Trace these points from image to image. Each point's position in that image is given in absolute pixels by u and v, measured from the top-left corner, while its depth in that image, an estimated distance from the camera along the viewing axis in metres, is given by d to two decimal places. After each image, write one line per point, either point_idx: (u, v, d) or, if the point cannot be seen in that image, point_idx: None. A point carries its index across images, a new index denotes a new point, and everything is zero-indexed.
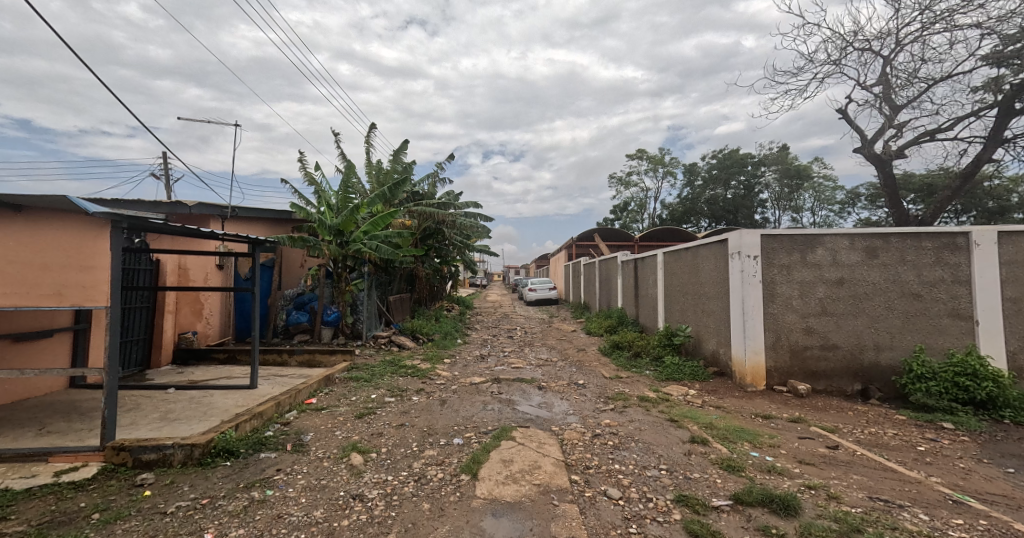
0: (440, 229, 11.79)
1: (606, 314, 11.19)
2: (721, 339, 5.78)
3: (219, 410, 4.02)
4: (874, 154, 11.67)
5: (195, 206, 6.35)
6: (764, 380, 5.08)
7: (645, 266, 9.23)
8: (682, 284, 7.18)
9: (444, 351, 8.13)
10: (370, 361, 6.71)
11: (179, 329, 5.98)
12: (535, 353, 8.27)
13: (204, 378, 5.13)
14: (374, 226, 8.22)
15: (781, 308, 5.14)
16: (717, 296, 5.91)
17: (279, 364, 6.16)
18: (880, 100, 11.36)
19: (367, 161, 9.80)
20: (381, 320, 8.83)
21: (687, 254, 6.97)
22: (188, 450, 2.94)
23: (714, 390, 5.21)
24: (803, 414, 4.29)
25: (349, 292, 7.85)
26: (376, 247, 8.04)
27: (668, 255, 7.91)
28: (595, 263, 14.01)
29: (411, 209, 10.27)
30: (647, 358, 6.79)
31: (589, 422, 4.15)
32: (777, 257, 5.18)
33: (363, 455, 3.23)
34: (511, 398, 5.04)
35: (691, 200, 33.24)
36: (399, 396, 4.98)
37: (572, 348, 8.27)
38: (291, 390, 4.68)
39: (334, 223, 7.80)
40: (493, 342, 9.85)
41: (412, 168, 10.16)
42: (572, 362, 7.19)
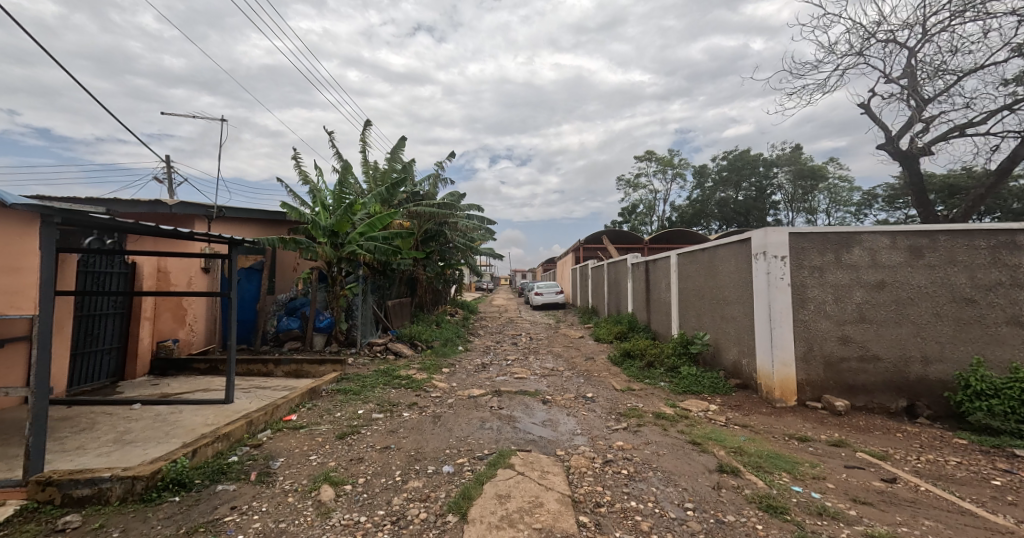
0: (442, 231, 11.39)
1: (615, 320, 10.66)
2: (744, 348, 5.25)
3: (183, 430, 3.59)
4: (899, 151, 11.13)
5: (178, 206, 6.00)
6: (795, 395, 4.54)
7: (656, 269, 8.73)
8: (697, 287, 6.66)
9: (443, 359, 7.68)
10: (363, 370, 6.27)
11: (159, 337, 5.62)
12: (540, 362, 7.78)
13: (178, 390, 4.72)
14: (371, 226, 7.83)
15: (813, 314, 4.61)
16: (739, 301, 5.39)
17: (264, 375, 5.75)
18: (907, 93, 10.79)
19: (363, 160, 9.43)
20: (378, 327, 8.41)
21: (703, 255, 6.46)
22: (129, 484, 2.51)
23: (738, 406, 4.68)
24: (845, 437, 3.75)
25: (343, 297, 7.46)
26: (372, 248, 7.65)
27: (682, 257, 7.40)
28: (604, 267, 13.49)
29: (412, 210, 9.88)
30: (661, 368, 6.26)
31: (599, 445, 3.65)
32: (808, 258, 4.66)
33: (335, 488, 2.78)
34: (512, 415, 4.56)
35: (702, 202, 32.55)
36: (389, 412, 4.54)
37: (580, 357, 7.78)
38: (269, 405, 4.26)
39: (328, 224, 7.44)
40: (497, 349, 9.39)
41: (411, 167, 9.78)
42: (579, 372, 6.69)
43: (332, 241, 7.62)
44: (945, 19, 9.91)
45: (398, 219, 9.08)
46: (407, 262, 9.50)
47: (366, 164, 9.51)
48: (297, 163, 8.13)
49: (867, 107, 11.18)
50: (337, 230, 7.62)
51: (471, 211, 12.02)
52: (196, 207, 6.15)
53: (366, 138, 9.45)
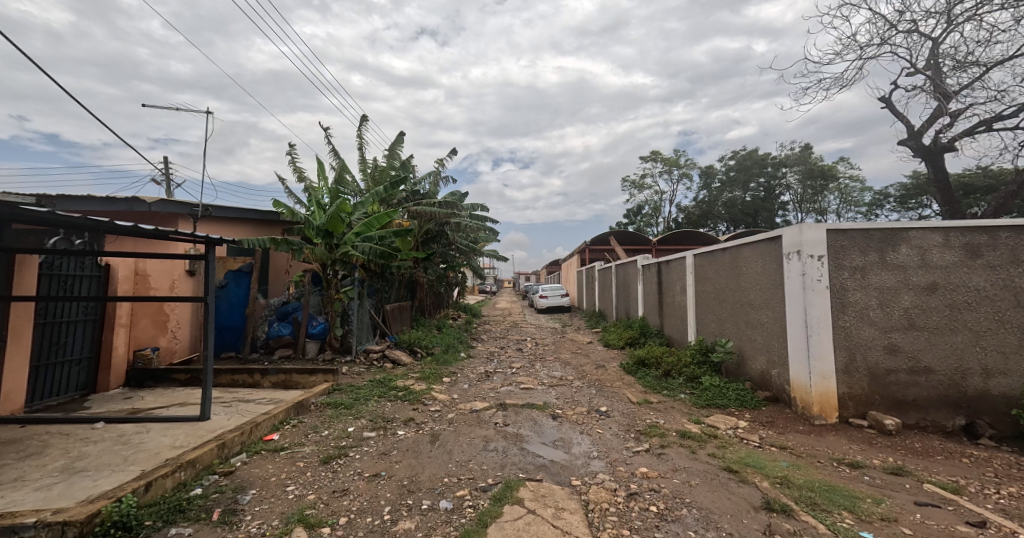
0: (443, 231, 10.97)
1: (625, 325, 10.18)
2: (773, 357, 4.77)
3: (146, 454, 3.15)
4: (922, 147, 10.56)
5: (159, 205, 5.57)
6: (836, 411, 4.05)
7: (670, 270, 8.26)
8: (717, 290, 6.20)
9: (444, 368, 7.23)
10: (357, 381, 5.83)
11: (137, 345, 5.21)
12: (548, 370, 7.30)
13: (151, 405, 4.29)
14: (367, 226, 7.49)
15: (855, 321, 4.12)
16: (766, 306, 4.92)
17: (249, 386, 5.31)
18: (930, 86, 10.21)
19: (361, 157, 9.04)
20: (375, 332, 7.98)
21: (724, 255, 6.00)
22: (58, 532, 2.07)
23: (771, 423, 4.19)
24: (903, 463, 3.26)
25: (338, 301, 7.04)
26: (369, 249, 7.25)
27: (699, 257, 6.94)
28: (612, 269, 13.03)
29: (411, 209, 9.48)
30: (679, 378, 5.77)
31: (620, 472, 3.18)
32: (849, 258, 4.17)
33: (311, 532, 2.32)
34: (519, 433, 4.10)
35: (709, 202, 32.00)
36: (382, 431, 4.08)
37: (590, 365, 7.31)
38: (248, 423, 3.82)
39: (322, 223, 7.11)
40: (501, 356, 8.93)
41: (410, 164, 9.41)
42: (590, 382, 6.22)
43: (328, 241, 7.26)
44: (973, 7, 9.38)
45: (397, 219, 8.68)
46: (406, 264, 9.08)
47: (364, 161, 9.11)
48: (291, 159, 7.74)
49: (887, 101, 10.69)
50: (332, 230, 7.24)
51: (474, 210, 11.59)
52: (179, 205, 5.75)
53: (363, 135, 9.07)
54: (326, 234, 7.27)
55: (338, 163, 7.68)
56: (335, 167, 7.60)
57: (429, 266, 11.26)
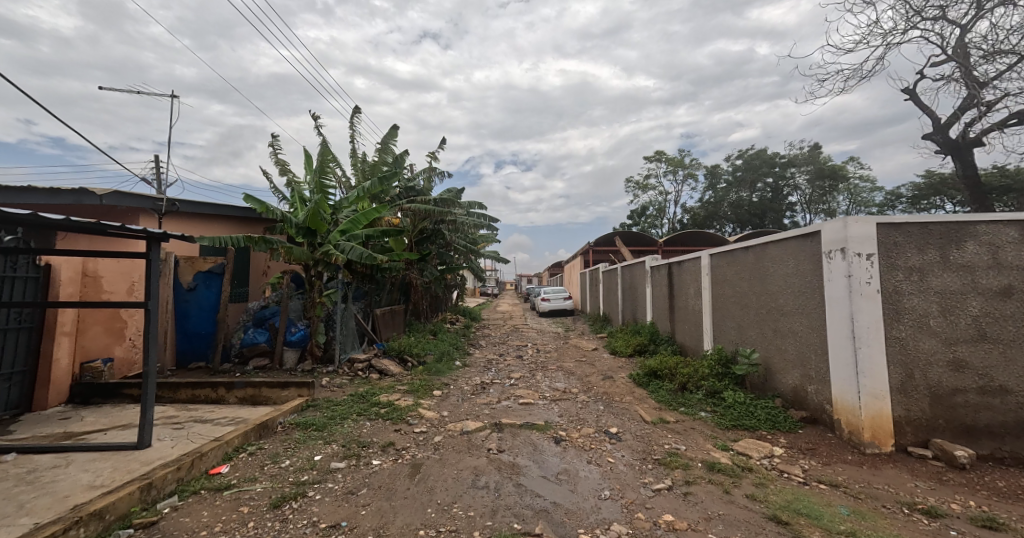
0: (440, 230, 10.40)
1: (633, 331, 9.55)
2: (809, 371, 4.14)
3: (51, 498, 2.54)
4: (948, 141, 9.91)
5: (111, 197, 4.95)
6: (891, 438, 3.41)
7: (682, 270, 7.66)
8: (738, 293, 5.59)
9: (437, 379, 6.62)
10: (337, 395, 5.22)
11: (86, 356, 4.62)
12: (550, 381, 6.67)
13: (88, 428, 3.68)
14: (352, 224, 6.99)
15: (913, 331, 3.48)
16: (800, 312, 4.29)
17: (212, 402, 4.67)
18: (958, 75, 9.59)
19: (351, 150, 8.41)
20: (363, 339, 7.37)
21: (746, 254, 5.39)
22: None
23: (814, 450, 3.55)
24: (993, 510, 2.61)
25: (320, 305, 6.42)
26: (354, 249, 6.68)
27: (717, 256, 6.32)
28: (617, 271, 12.40)
29: (405, 206, 8.91)
30: (697, 393, 5.15)
31: (640, 521, 2.56)
32: (904, 257, 3.54)
33: None
34: (516, 463, 3.48)
35: (715, 203, 31.35)
36: (354, 460, 3.47)
37: (596, 375, 6.70)
38: (191, 452, 3.20)
39: (303, 221, 6.68)
40: (499, 364, 8.31)
41: (404, 159, 8.73)
42: (596, 397, 5.58)
43: (312, 241, 6.83)
44: None
45: (387, 216, 8.08)
46: (398, 265, 8.52)
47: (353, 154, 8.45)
48: (272, 151, 7.19)
49: (911, 92, 10.05)
50: (315, 229, 6.79)
51: (472, 208, 11.00)
52: (140, 198, 5.23)
53: (352, 126, 8.48)
54: (309, 232, 6.83)
55: (322, 156, 7.11)
56: (318, 160, 7.05)
57: (425, 267, 10.68)
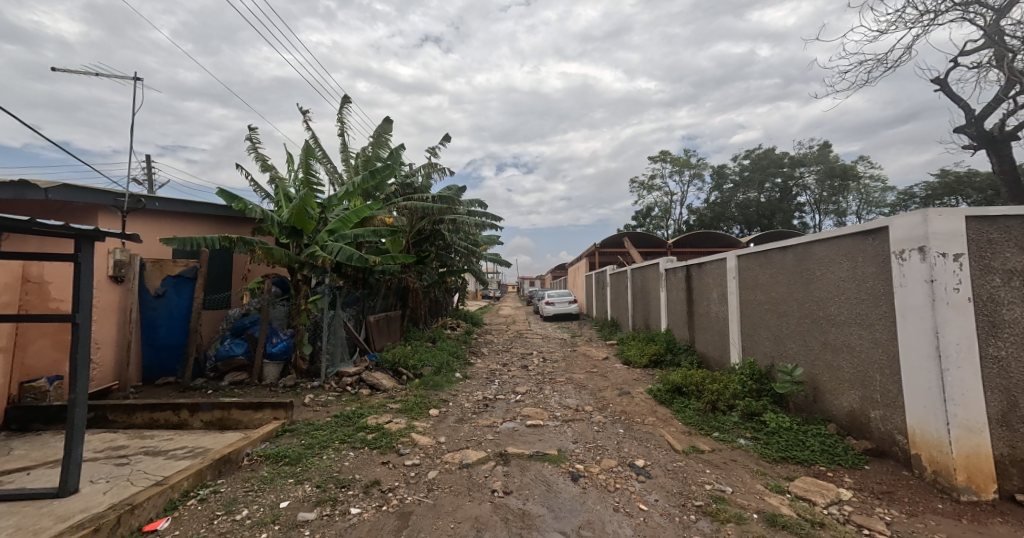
0: (439, 230, 9.80)
1: (646, 339, 8.89)
2: (873, 394, 3.49)
3: None
4: (984, 134, 9.25)
5: (60, 190, 4.33)
6: (993, 482, 2.76)
7: (704, 273, 7.03)
8: (774, 300, 4.95)
9: (435, 394, 5.98)
10: (320, 416, 4.58)
11: (28, 374, 4.02)
12: (560, 397, 6.03)
13: (10, 466, 3.05)
14: (342, 223, 6.43)
15: (1015, 350, 2.84)
16: (859, 324, 3.65)
17: (172, 428, 3.99)
18: (994, 64, 8.95)
19: (343, 144, 7.82)
20: (354, 348, 6.75)
21: (784, 255, 4.75)
22: None
23: (893, 495, 2.89)
24: None
25: (304, 313, 5.79)
26: (342, 250, 6.08)
27: (745, 257, 5.71)
28: (627, 274, 11.77)
29: (401, 204, 8.33)
30: (732, 415, 4.50)
31: None
32: (1001, 258, 2.90)
33: None
34: (527, 512, 2.84)
35: (722, 204, 30.73)
36: (328, 508, 2.82)
37: (611, 391, 6.07)
38: (121, 503, 2.54)
39: (288, 220, 6.12)
40: (504, 375, 7.69)
41: (400, 154, 8.15)
42: (614, 419, 4.92)
43: (298, 242, 6.30)
44: None
45: (382, 215, 7.48)
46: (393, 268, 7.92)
47: (346, 148, 7.84)
48: (253, 145, 6.58)
49: (942, 83, 9.41)
50: (300, 228, 6.25)
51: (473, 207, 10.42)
52: (100, 194, 4.63)
53: (344, 118, 7.87)
54: (295, 232, 6.29)
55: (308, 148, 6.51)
56: (303, 153, 6.46)
57: (424, 270, 10.08)
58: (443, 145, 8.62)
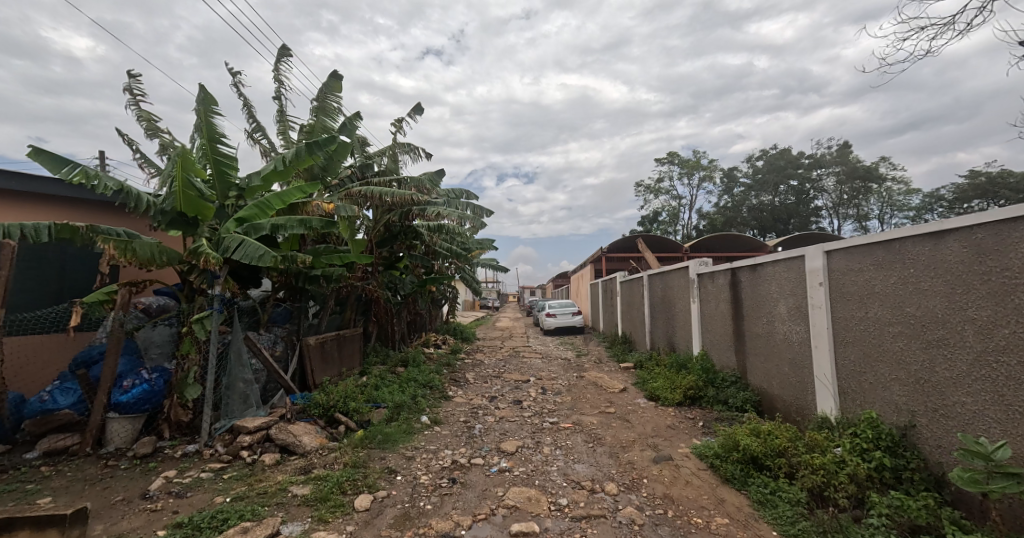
0: (410, 228, 8.02)
1: (674, 366, 6.98)
2: None
3: None
4: None
5: None
6: None
7: (762, 278, 5.16)
8: (915, 320, 3.04)
9: (381, 459, 4.05)
10: (149, 525, 2.63)
11: None
12: (564, 462, 4.13)
13: None
14: (263, 209, 4.61)
15: None
16: None
17: None
18: None
19: (277, 111, 5.98)
20: (276, 387, 4.86)
21: (940, 247, 2.85)
22: None
23: None
24: None
25: (190, 338, 3.90)
26: (245, 245, 4.02)
27: (841, 254, 3.80)
28: (643, 283, 9.99)
29: (358, 191, 6.55)
30: (873, 527, 2.53)
31: None
32: None
33: None
34: None
35: (733, 208, 29.02)
36: None
37: (641, 455, 4.14)
38: None
39: (173, 205, 4.22)
40: (489, 417, 5.78)
41: (355, 124, 6.36)
42: (655, 517, 3.00)
43: (192, 235, 4.39)
44: None
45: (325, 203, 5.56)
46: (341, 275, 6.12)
47: (281, 118, 6.00)
48: (134, 98, 4.70)
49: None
50: (194, 217, 4.34)
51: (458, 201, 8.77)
52: None
53: (278, 78, 6.03)
54: (186, 221, 4.37)
55: (205, 104, 4.56)
56: (200, 113, 4.55)
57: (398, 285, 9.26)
58: (411, 117, 6.82)
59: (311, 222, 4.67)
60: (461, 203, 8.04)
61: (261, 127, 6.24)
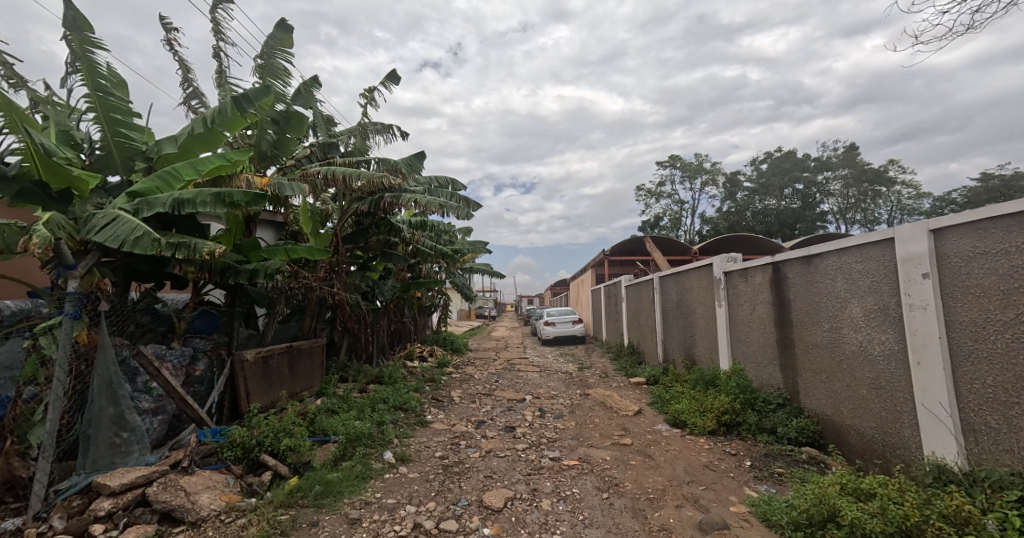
0: (383, 220, 6.86)
1: (699, 383, 5.81)
2: None
3: None
4: None
5: None
6: None
7: (821, 272, 4.03)
8: None
9: (312, 526, 2.83)
10: None
11: None
12: (574, 527, 2.92)
13: None
14: (169, 182, 3.52)
15: None
16: None
17: None
18: None
19: (214, 71, 4.85)
20: (187, 424, 3.71)
21: None
22: None
23: None
24: None
25: (38, 357, 2.72)
26: (117, 223, 2.94)
27: (963, 232, 2.67)
28: (653, 286, 8.94)
29: (317, 172, 5.49)
30: None
31: None
32: None
33: None
34: None
35: (736, 212, 28.12)
36: None
37: (682, 516, 2.95)
38: None
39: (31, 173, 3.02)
40: (474, 452, 4.58)
41: (311, 87, 5.25)
42: None
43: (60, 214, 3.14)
44: None
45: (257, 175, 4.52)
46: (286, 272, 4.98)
47: (219, 80, 4.86)
48: None
49: None
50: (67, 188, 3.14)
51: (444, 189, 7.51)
52: None
53: (216, 30, 4.92)
54: (47, 194, 3.09)
55: (82, 35, 3.44)
56: (77, 47, 3.42)
57: (375, 290, 8.10)
58: (384, 86, 5.73)
59: (232, 196, 3.50)
60: (444, 192, 6.87)
61: (196, 92, 5.12)
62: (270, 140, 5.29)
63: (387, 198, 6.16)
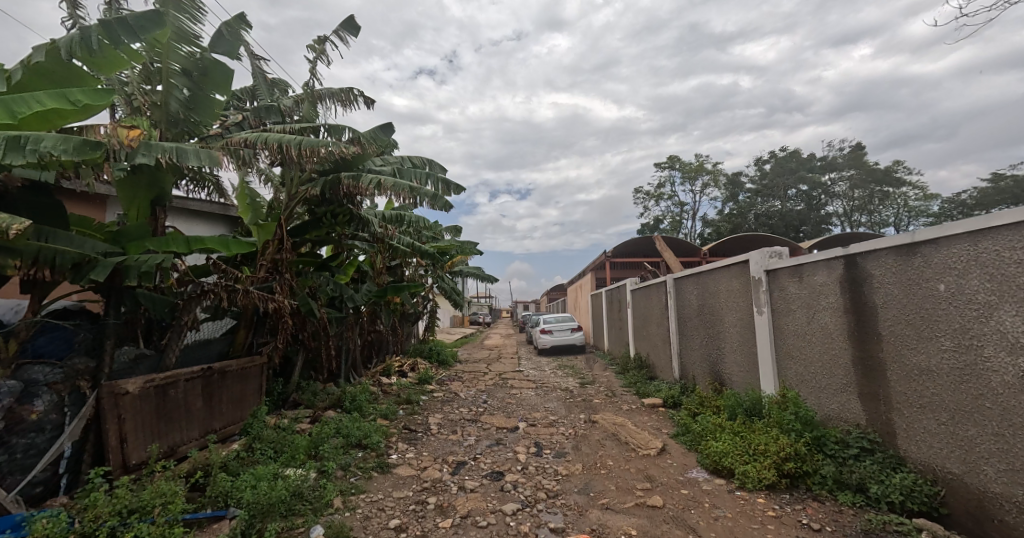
0: (342, 208, 5.49)
1: (738, 413, 4.56)
2: None
3: None
4: None
5: None
6: None
7: (935, 266, 2.81)
8: None
9: None
10: None
11: None
12: None
13: None
14: None
15: None
16: None
17: None
18: None
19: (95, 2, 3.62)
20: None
21: None
22: None
23: None
24: None
25: None
26: None
27: None
28: (665, 290, 7.73)
29: (246, 140, 4.25)
30: None
31: None
32: None
33: None
34: None
35: (738, 215, 27.16)
36: None
37: None
38: None
39: None
40: (445, 519, 3.27)
41: (236, 29, 4.10)
42: None
43: None
44: None
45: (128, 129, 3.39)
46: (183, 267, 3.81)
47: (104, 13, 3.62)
48: None
49: None
50: None
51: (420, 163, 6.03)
52: None
53: None
54: None
55: None
56: None
57: (342, 295, 6.84)
58: (338, 36, 4.57)
59: (39, 142, 2.47)
60: (418, 173, 5.63)
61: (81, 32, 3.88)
62: (183, 98, 4.09)
63: (342, 178, 4.89)
